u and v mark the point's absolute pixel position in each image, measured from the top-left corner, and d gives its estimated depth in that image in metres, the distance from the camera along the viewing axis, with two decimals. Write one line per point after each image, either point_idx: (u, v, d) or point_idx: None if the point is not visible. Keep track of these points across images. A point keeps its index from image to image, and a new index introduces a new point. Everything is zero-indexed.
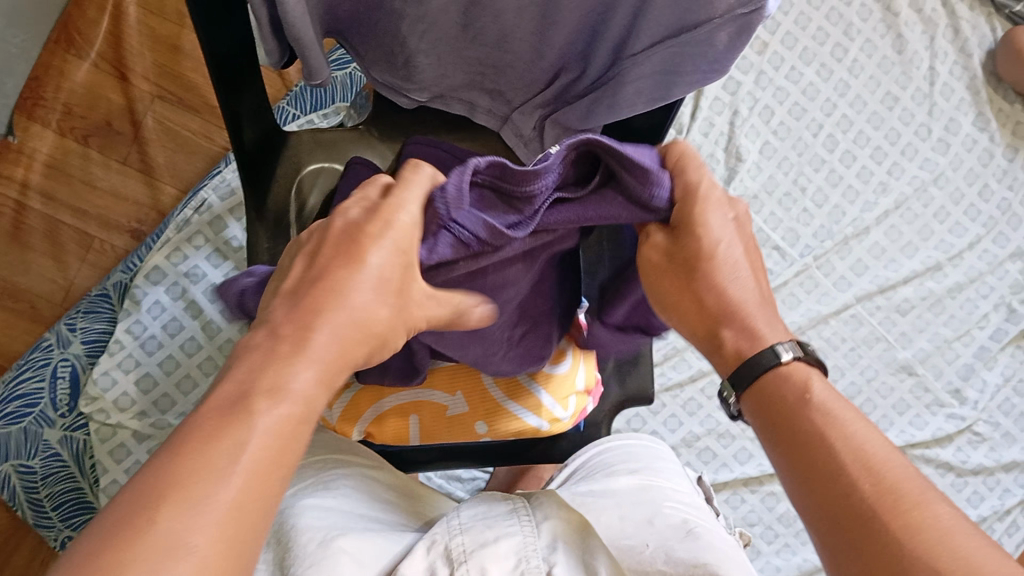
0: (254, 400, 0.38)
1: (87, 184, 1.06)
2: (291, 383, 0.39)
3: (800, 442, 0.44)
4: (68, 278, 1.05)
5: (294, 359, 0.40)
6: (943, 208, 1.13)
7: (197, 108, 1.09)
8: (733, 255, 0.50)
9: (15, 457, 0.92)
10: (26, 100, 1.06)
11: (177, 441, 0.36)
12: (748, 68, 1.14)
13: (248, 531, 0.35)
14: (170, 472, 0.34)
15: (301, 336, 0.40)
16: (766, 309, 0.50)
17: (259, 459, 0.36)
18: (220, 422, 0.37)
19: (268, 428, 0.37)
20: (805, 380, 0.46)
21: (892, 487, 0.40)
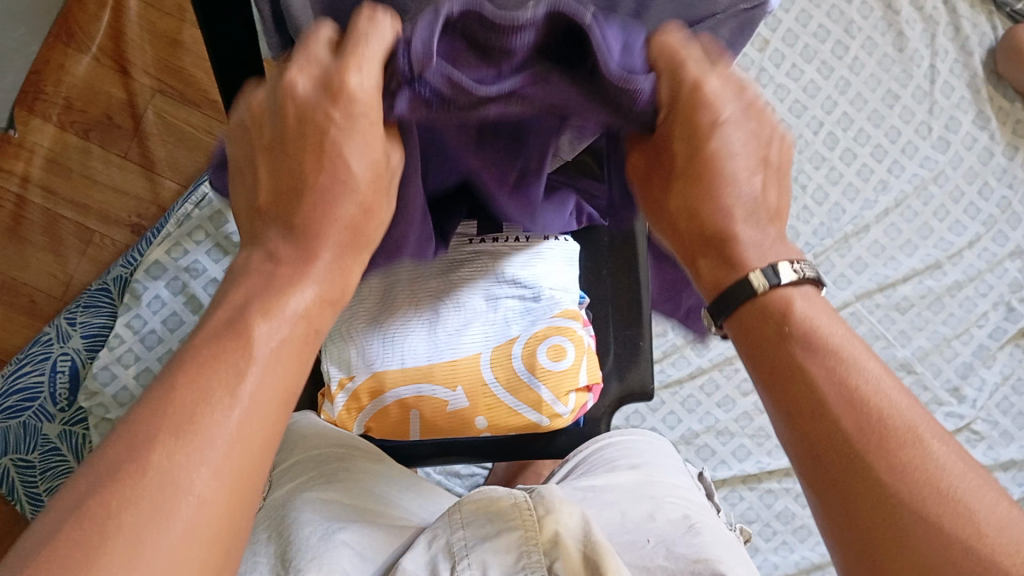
0: (251, 321, 0.38)
1: (87, 178, 1.06)
2: (290, 304, 0.39)
3: (782, 375, 0.41)
4: (68, 273, 1.05)
5: (295, 280, 0.39)
6: (942, 206, 1.13)
7: (196, 102, 1.09)
8: (737, 168, 0.41)
9: (14, 451, 0.92)
10: (26, 93, 1.05)
11: (169, 377, 0.36)
12: (748, 65, 1.14)
13: (249, 465, 0.36)
14: (164, 403, 0.35)
15: (297, 256, 0.40)
16: (767, 218, 0.43)
17: (261, 391, 0.37)
18: (217, 347, 0.37)
19: (266, 353, 0.38)
20: (789, 305, 0.42)
21: (883, 423, 0.38)
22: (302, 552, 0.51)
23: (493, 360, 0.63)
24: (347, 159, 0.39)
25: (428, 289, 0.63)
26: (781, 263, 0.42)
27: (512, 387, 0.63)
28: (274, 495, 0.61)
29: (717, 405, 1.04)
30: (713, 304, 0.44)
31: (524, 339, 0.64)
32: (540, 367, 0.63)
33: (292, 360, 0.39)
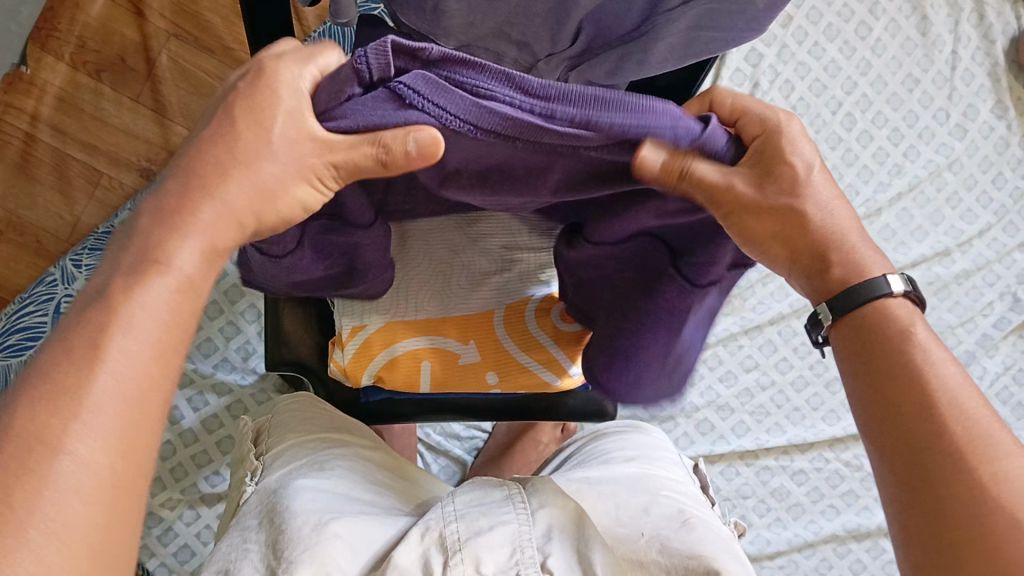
0: (143, 282, 0.41)
1: (98, 119, 1.05)
2: (173, 258, 0.42)
3: (894, 370, 0.45)
4: (75, 213, 1.04)
5: (178, 232, 0.42)
6: (955, 193, 1.12)
7: (214, 50, 1.08)
8: (822, 182, 0.48)
9: (14, 390, 0.90)
10: (40, 30, 1.04)
11: (72, 341, 0.39)
12: (771, 41, 1.13)
13: (144, 410, 0.40)
14: (65, 383, 0.38)
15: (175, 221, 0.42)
16: (859, 232, 0.50)
17: (136, 359, 0.40)
18: (107, 319, 0.40)
19: (150, 306, 0.41)
20: (908, 317, 0.47)
21: (983, 432, 0.43)
22: (295, 540, 0.52)
23: (505, 315, 0.63)
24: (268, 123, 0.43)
25: (444, 240, 0.63)
26: (896, 275, 0.48)
27: (524, 343, 0.63)
28: (267, 481, 0.62)
29: (719, 379, 1.05)
30: (828, 304, 0.49)
31: (539, 296, 0.63)
32: (552, 325, 0.63)
33: (180, 303, 0.42)
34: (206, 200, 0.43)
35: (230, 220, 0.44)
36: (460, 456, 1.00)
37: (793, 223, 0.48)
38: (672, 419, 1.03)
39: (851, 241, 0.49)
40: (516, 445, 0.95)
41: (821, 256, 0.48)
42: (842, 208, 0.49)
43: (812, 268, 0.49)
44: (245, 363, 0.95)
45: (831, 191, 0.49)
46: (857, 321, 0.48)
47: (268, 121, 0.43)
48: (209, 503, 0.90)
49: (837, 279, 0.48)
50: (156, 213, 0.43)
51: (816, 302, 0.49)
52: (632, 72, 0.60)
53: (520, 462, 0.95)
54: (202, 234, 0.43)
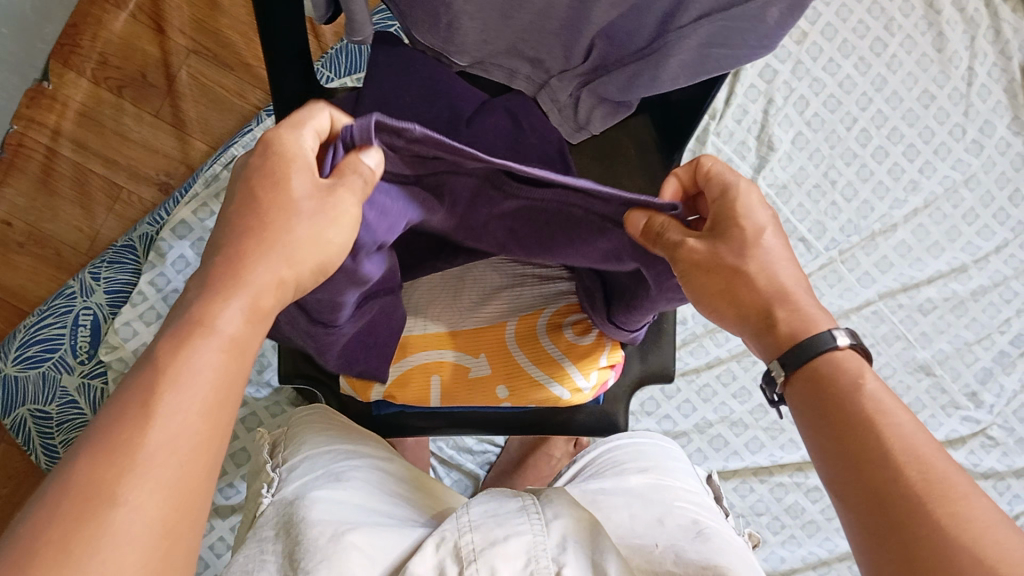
0: (190, 338, 0.38)
1: (118, 134, 1.07)
2: (221, 320, 0.39)
3: (846, 422, 0.45)
4: (94, 227, 1.06)
5: (225, 289, 0.40)
6: (972, 210, 1.12)
7: (232, 66, 1.09)
8: (771, 242, 0.51)
9: (32, 402, 0.93)
10: (62, 46, 1.06)
11: (121, 401, 0.36)
12: (785, 57, 1.13)
13: (201, 471, 0.37)
14: (113, 439, 0.35)
15: (225, 272, 0.40)
16: (806, 292, 0.51)
17: (192, 416, 0.36)
18: (159, 375, 0.36)
19: (208, 362, 0.38)
20: (858, 369, 0.46)
21: (942, 478, 0.41)
22: (311, 550, 0.53)
23: (517, 330, 0.63)
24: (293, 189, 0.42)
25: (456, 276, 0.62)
26: (840, 328, 0.48)
27: (535, 357, 0.63)
28: (285, 492, 0.62)
29: (733, 396, 1.04)
30: (784, 357, 0.48)
31: (550, 310, 0.63)
32: (564, 340, 0.63)
33: (234, 366, 0.39)
34: (253, 256, 0.41)
35: (275, 279, 0.41)
36: (472, 470, 1.00)
37: (739, 278, 0.49)
38: (685, 434, 1.03)
39: (797, 296, 0.50)
40: (529, 458, 0.95)
41: (767, 313, 0.49)
42: (792, 267, 0.51)
43: (756, 322, 0.50)
44: (260, 376, 0.96)
45: (780, 254, 0.50)
46: (810, 375, 0.47)
47: (288, 185, 0.42)
48: (224, 515, 0.91)
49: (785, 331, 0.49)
50: (208, 272, 0.40)
51: (770, 358, 0.49)
52: (645, 87, 0.61)
53: (532, 476, 0.95)
54: (250, 295, 0.40)
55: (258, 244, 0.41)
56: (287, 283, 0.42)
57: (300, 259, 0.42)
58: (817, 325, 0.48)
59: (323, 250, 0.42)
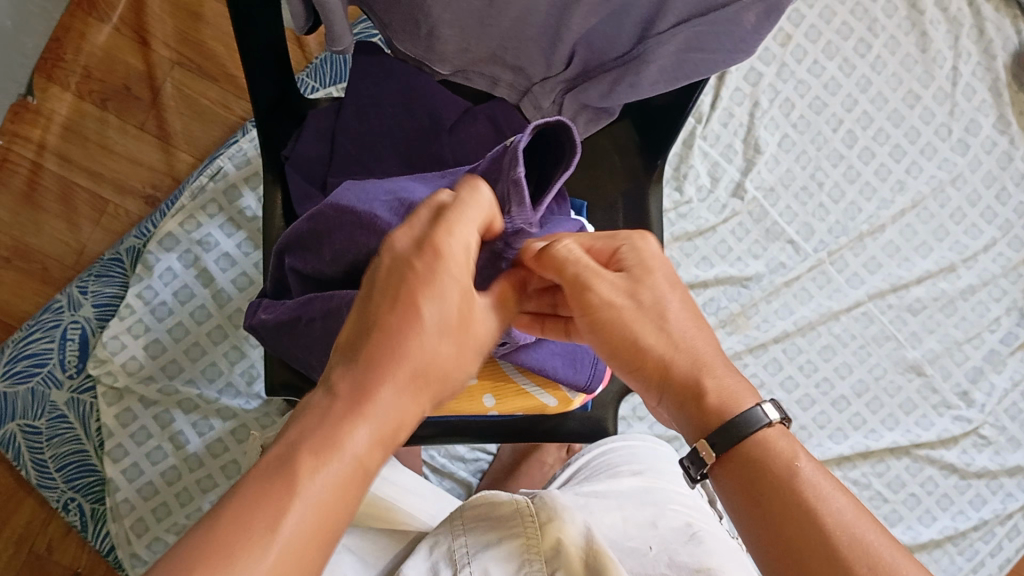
0: (317, 462, 0.38)
1: (103, 147, 1.07)
2: (348, 445, 0.39)
3: (788, 516, 0.45)
4: (81, 241, 1.05)
5: (355, 417, 0.40)
6: (959, 209, 1.12)
7: (216, 77, 1.09)
8: (686, 306, 0.51)
9: (22, 417, 0.94)
10: (46, 60, 1.06)
11: (240, 515, 0.36)
12: (770, 59, 1.13)
13: None
14: (211, 567, 0.35)
15: (357, 391, 0.40)
16: (722, 360, 0.51)
17: (294, 547, 0.37)
18: (282, 495, 0.37)
19: (322, 488, 0.38)
20: (792, 456, 0.47)
21: (889, 570, 0.42)
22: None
23: None
24: (445, 297, 0.42)
25: None
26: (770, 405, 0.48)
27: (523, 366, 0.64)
28: None
29: None
30: (714, 436, 0.48)
31: None
32: None
33: (348, 490, 0.39)
34: (385, 379, 0.41)
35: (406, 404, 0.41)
36: (464, 478, 0.99)
37: (659, 335, 0.50)
38: (678, 439, 1.03)
39: (710, 363, 0.50)
40: (520, 466, 0.95)
41: (689, 384, 0.49)
42: (708, 337, 0.51)
43: (683, 396, 0.50)
44: (249, 388, 0.94)
45: (689, 311, 0.51)
46: (744, 458, 0.47)
47: (439, 293, 0.42)
48: None
49: (714, 407, 0.49)
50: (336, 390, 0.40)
51: (697, 439, 0.49)
52: (627, 95, 0.60)
53: (525, 484, 0.95)
54: (379, 420, 0.40)
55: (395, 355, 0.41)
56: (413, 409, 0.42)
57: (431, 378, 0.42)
58: (742, 402, 0.48)
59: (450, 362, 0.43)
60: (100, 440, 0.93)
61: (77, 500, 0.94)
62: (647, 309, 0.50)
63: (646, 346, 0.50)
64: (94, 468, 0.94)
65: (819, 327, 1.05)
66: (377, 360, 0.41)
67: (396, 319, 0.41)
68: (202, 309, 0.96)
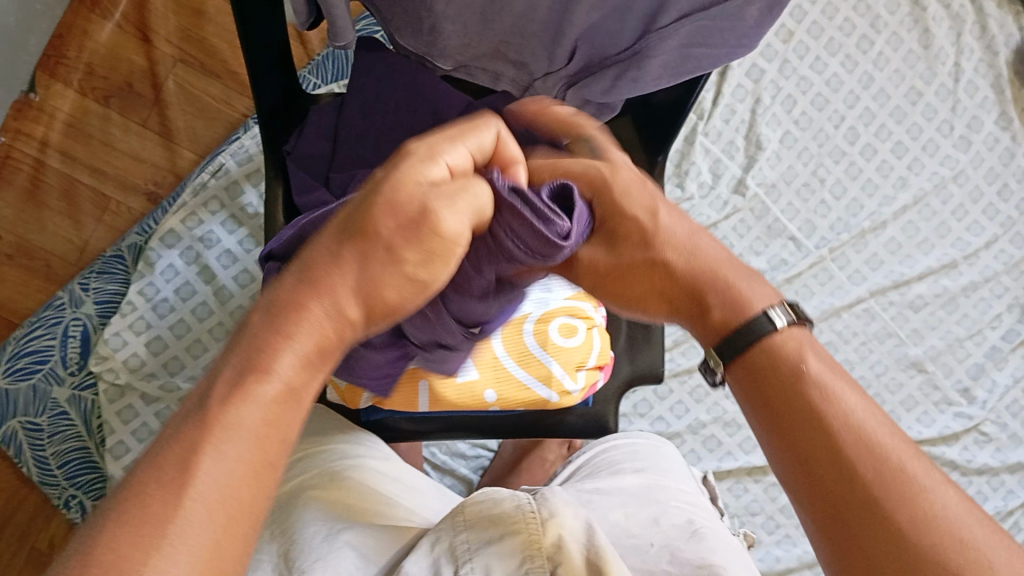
0: (242, 387, 0.33)
1: (105, 144, 1.07)
2: (277, 366, 0.33)
3: (798, 419, 0.40)
4: (83, 237, 1.05)
5: (282, 336, 0.34)
6: (961, 205, 1.12)
7: (219, 75, 1.10)
8: (680, 229, 0.46)
9: (23, 414, 0.94)
10: (49, 57, 1.06)
11: (156, 461, 0.31)
12: (772, 56, 1.13)
13: (235, 535, 0.32)
14: (124, 516, 0.30)
15: (293, 308, 0.34)
16: (736, 265, 0.46)
17: (220, 492, 0.31)
18: (205, 430, 0.32)
19: (252, 421, 0.33)
20: (801, 351, 0.42)
21: (901, 469, 0.38)
22: (305, 549, 0.54)
23: (503, 336, 0.64)
24: (383, 215, 0.36)
25: None
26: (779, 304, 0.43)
27: (522, 359, 0.65)
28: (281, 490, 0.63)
29: (726, 396, 1.04)
30: (722, 345, 0.44)
31: (535, 316, 0.65)
32: (551, 343, 0.65)
33: (279, 418, 0.33)
34: (318, 292, 0.35)
35: (348, 316, 0.35)
36: (466, 475, 1.00)
37: (655, 265, 0.45)
38: (679, 436, 1.03)
39: (721, 279, 0.45)
40: (521, 462, 0.96)
41: (698, 302, 0.45)
42: (714, 251, 0.46)
43: (693, 313, 0.45)
44: None
45: (691, 233, 0.46)
46: (751, 363, 0.43)
47: (376, 215, 0.36)
48: None
49: (721, 317, 0.44)
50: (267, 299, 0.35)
51: (709, 346, 0.45)
52: (629, 89, 0.60)
53: (526, 480, 0.95)
54: (311, 333, 0.34)
55: (329, 271, 0.35)
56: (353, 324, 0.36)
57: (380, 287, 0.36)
58: (748, 306, 0.43)
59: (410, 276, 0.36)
60: (100, 437, 0.94)
61: (79, 497, 0.94)
62: (635, 248, 0.45)
63: (640, 280, 0.46)
64: (96, 464, 0.94)
65: (820, 324, 1.05)
66: (310, 275, 0.35)
67: (345, 239, 0.35)
68: (204, 306, 0.96)
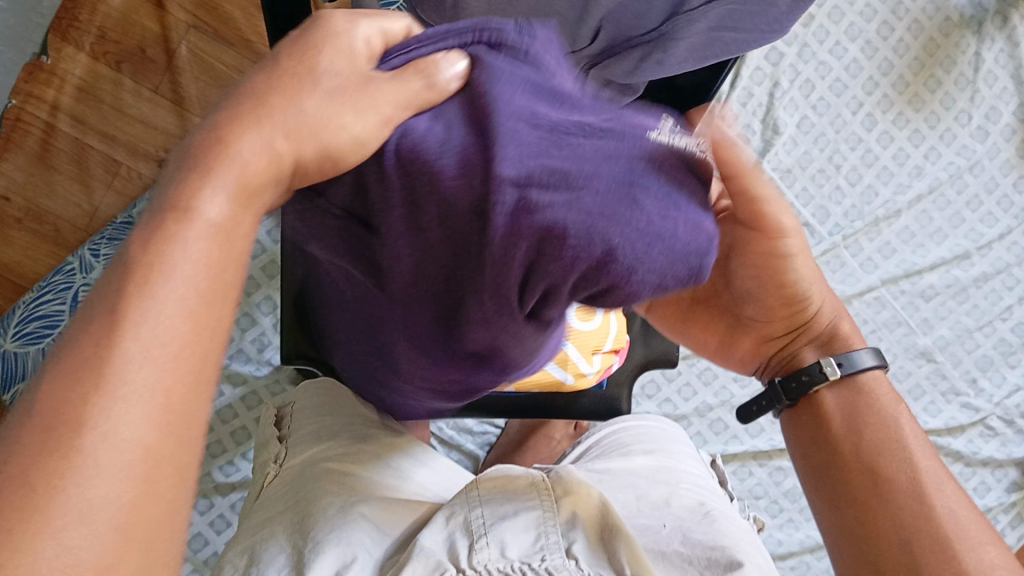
0: (175, 225, 0.32)
1: (117, 110, 1.06)
2: (205, 204, 0.33)
3: None
4: (93, 203, 1.06)
5: (208, 172, 0.33)
6: (976, 196, 1.11)
7: (232, 42, 1.09)
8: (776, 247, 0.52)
9: (30, 378, 0.93)
10: (60, 19, 1.03)
11: (93, 309, 0.30)
12: (792, 39, 1.12)
13: (196, 381, 0.31)
14: (82, 357, 0.29)
15: (215, 145, 0.34)
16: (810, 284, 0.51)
17: (172, 333, 0.30)
18: (147, 271, 0.31)
19: (196, 256, 0.32)
20: None
21: None
22: (320, 521, 0.53)
23: None
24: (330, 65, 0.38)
25: None
26: None
27: None
28: (291, 470, 0.63)
29: (733, 379, 1.04)
30: None
31: None
32: None
33: (223, 256, 0.33)
34: (246, 130, 0.35)
35: (270, 153, 0.35)
36: (472, 451, 0.99)
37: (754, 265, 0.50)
38: (685, 418, 1.03)
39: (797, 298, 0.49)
40: (526, 442, 0.95)
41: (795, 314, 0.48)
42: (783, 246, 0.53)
43: None
44: (260, 354, 0.95)
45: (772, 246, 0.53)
46: None
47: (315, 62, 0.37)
48: (223, 493, 0.90)
49: None
50: (188, 145, 0.35)
51: None
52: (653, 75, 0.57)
53: (531, 458, 0.95)
54: (237, 169, 0.34)
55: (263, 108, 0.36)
56: (280, 158, 0.35)
57: (301, 137, 0.36)
58: None
59: (333, 129, 0.36)
60: None
61: None
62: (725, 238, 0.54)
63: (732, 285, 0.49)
64: None
65: None
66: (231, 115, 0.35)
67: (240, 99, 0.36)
68: None
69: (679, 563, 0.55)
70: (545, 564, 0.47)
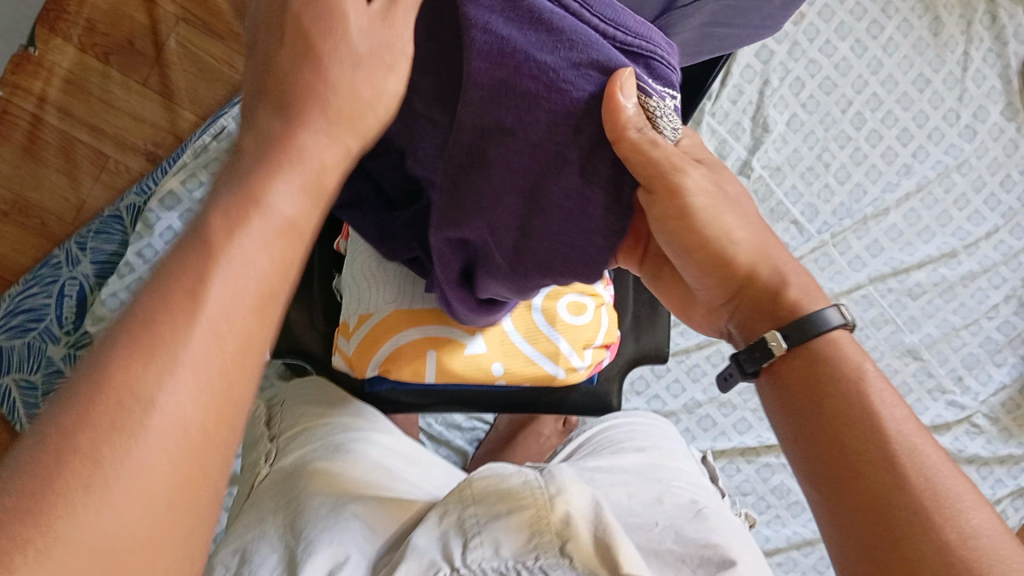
0: (246, 219, 0.34)
1: (105, 103, 1.05)
2: (275, 200, 0.35)
3: (838, 414, 0.44)
4: (80, 196, 1.05)
5: (282, 166, 0.36)
6: (964, 195, 1.12)
7: (222, 35, 1.09)
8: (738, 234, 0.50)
9: (18, 371, 0.93)
10: (49, 11, 1.03)
11: (161, 287, 0.32)
12: (782, 37, 1.13)
13: (243, 369, 0.33)
14: (153, 332, 0.31)
15: (278, 132, 0.37)
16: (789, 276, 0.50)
17: (232, 319, 0.33)
18: (211, 256, 0.33)
19: (255, 246, 0.34)
20: (859, 365, 0.46)
21: (925, 470, 0.41)
22: (314, 518, 0.54)
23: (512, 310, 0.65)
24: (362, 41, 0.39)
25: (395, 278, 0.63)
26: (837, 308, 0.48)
27: (529, 335, 0.65)
28: (285, 462, 0.63)
29: None
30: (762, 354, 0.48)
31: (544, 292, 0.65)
32: (559, 320, 0.65)
33: (284, 256, 0.35)
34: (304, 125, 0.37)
35: (338, 150, 0.38)
36: (461, 447, 0.99)
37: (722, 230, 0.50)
38: (674, 415, 1.03)
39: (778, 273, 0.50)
40: (515, 438, 0.95)
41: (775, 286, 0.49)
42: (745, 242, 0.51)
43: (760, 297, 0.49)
44: None
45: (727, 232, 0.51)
46: (811, 364, 0.46)
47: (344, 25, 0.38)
48: None
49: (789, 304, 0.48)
50: (258, 132, 0.37)
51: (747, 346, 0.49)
52: None
53: (521, 454, 0.95)
54: (304, 168, 0.37)
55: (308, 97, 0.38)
56: (348, 147, 0.39)
57: (353, 121, 0.39)
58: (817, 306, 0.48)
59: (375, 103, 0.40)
60: None
61: None
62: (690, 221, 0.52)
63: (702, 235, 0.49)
64: None
65: None
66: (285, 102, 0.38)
67: (295, 94, 0.38)
68: None
69: (673, 561, 0.55)
70: (538, 564, 0.47)
